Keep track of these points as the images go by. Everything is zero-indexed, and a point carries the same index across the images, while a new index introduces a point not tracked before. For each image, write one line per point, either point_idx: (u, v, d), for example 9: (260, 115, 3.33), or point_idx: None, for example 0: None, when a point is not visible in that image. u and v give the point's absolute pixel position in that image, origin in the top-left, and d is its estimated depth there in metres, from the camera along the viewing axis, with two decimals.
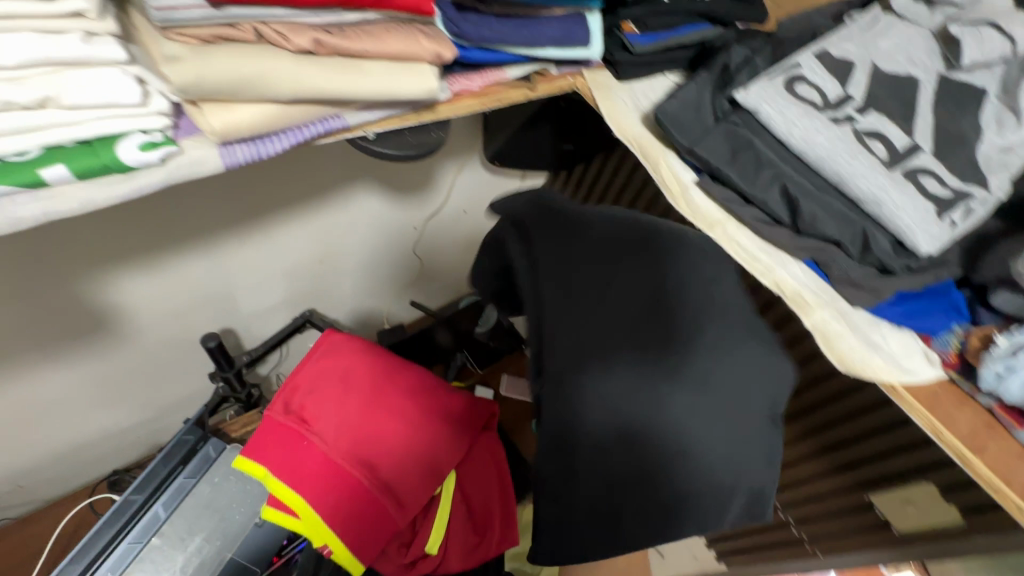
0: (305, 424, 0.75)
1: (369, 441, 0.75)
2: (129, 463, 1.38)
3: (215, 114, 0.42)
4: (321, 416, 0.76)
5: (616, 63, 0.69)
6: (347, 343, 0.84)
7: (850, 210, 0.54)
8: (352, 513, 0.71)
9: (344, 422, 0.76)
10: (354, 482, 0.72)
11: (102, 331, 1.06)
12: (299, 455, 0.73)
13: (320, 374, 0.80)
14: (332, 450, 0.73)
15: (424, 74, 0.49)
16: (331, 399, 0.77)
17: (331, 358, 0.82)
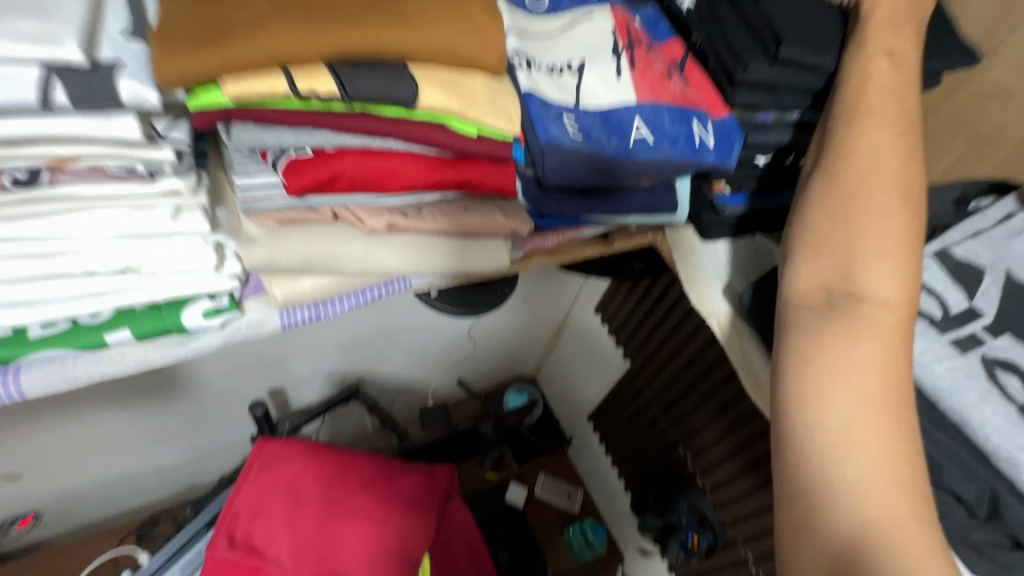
0: (258, 552, 0.69)
1: (325, 552, 0.69)
2: (163, 504, 1.38)
3: (282, 284, 0.41)
4: (275, 536, 0.70)
5: (702, 222, 0.63)
6: (281, 451, 0.76)
7: (973, 459, 0.45)
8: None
9: (299, 540, 0.70)
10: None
11: (167, 383, 1.09)
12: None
13: (260, 492, 0.73)
14: (292, 574, 0.68)
15: (497, 250, 0.47)
16: (278, 518, 0.71)
17: (266, 473, 0.74)
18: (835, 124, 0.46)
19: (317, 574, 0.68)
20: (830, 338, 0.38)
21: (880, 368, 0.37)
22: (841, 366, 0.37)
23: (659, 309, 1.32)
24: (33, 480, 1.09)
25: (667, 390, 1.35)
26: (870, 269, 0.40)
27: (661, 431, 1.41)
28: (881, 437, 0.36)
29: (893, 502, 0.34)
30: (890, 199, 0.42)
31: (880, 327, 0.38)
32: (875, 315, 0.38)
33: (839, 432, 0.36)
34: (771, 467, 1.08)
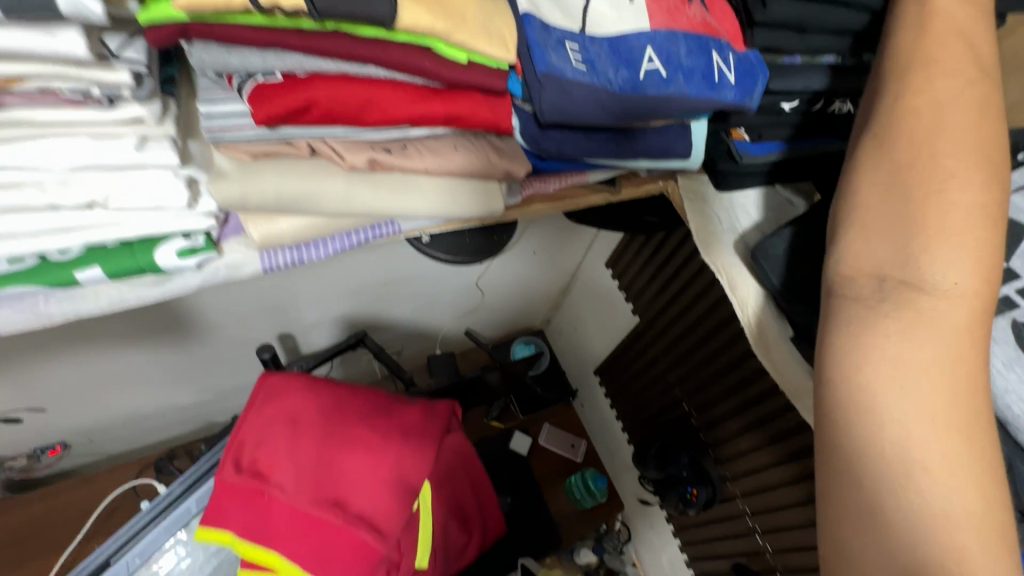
0: (262, 477, 0.68)
1: (328, 478, 0.68)
2: (180, 439, 1.43)
3: (259, 225, 0.39)
4: (277, 463, 0.68)
5: (718, 172, 0.59)
6: (282, 385, 0.74)
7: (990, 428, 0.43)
8: (337, 558, 0.65)
9: (301, 467, 0.68)
10: (327, 528, 0.65)
11: (177, 325, 1.09)
12: (268, 513, 0.67)
13: (262, 422, 0.71)
14: (296, 499, 0.66)
15: (491, 192, 0.44)
16: (280, 445, 0.69)
17: (269, 404, 0.72)
18: (887, 82, 0.42)
19: (320, 499, 0.66)
20: (885, 337, 0.35)
21: (950, 372, 0.34)
22: (899, 369, 0.34)
23: (671, 264, 1.28)
24: (54, 414, 1.13)
25: (674, 346, 1.33)
26: (933, 252, 0.36)
27: (667, 387, 1.41)
28: (952, 452, 0.33)
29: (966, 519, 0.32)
30: (965, 176, 0.38)
31: (945, 323, 0.35)
32: (942, 312, 0.35)
33: (898, 440, 0.33)
34: (776, 426, 1.07)
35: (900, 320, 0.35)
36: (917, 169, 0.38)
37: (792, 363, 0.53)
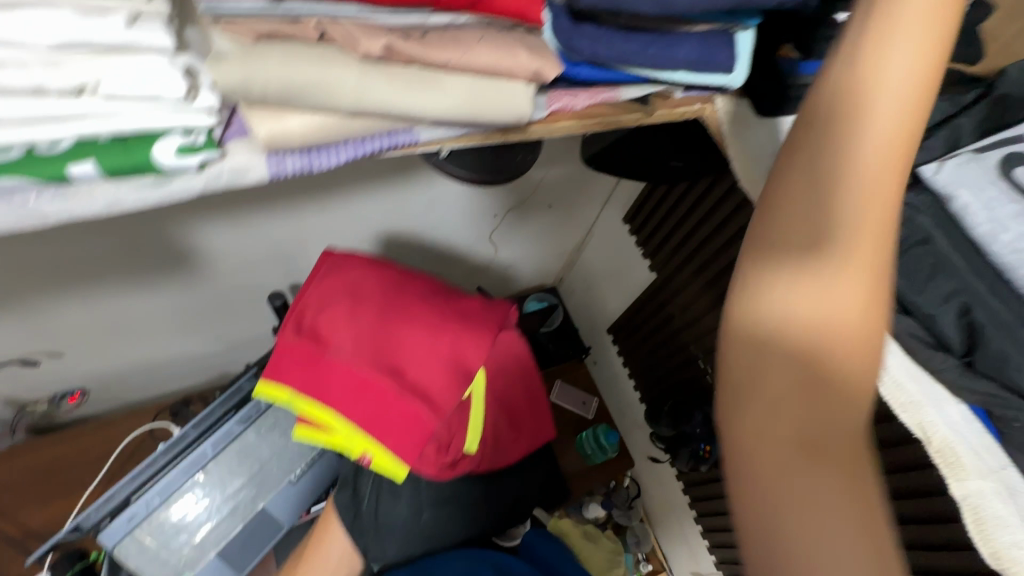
0: (321, 340, 0.71)
1: (385, 345, 0.71)
2: (194, 388, 1.43)
3: (262, 120, 0.36)
4: (336, 327, 0.71)
5: (763, 95, 0.54)
6: (344, 262, 0.76)
7: None
8: (388, 420, 0.68)
9: (361, 334, 0.71)
10: (381, 391, 0.69)
11: (185, 271, 1.07)
12: (323, 373, 0.69)
13: (321, 291, 0.74)
14: (354, 361, 0.69)
15: (515, 95, 0.40)
16: (340, 314, 0.72)
17: (330, 277, 0.75)
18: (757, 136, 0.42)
19: (379, 364, 0.70)
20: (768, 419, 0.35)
21: (865, 531, 0.32)
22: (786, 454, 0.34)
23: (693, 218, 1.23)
24: (69, 359, 1.12)
25: (693, 304, 1.29)
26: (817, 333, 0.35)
27: (683, 346, 1.38)
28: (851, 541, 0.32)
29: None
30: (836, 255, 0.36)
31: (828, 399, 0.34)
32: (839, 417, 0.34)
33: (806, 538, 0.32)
34: None
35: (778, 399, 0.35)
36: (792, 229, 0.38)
37: None
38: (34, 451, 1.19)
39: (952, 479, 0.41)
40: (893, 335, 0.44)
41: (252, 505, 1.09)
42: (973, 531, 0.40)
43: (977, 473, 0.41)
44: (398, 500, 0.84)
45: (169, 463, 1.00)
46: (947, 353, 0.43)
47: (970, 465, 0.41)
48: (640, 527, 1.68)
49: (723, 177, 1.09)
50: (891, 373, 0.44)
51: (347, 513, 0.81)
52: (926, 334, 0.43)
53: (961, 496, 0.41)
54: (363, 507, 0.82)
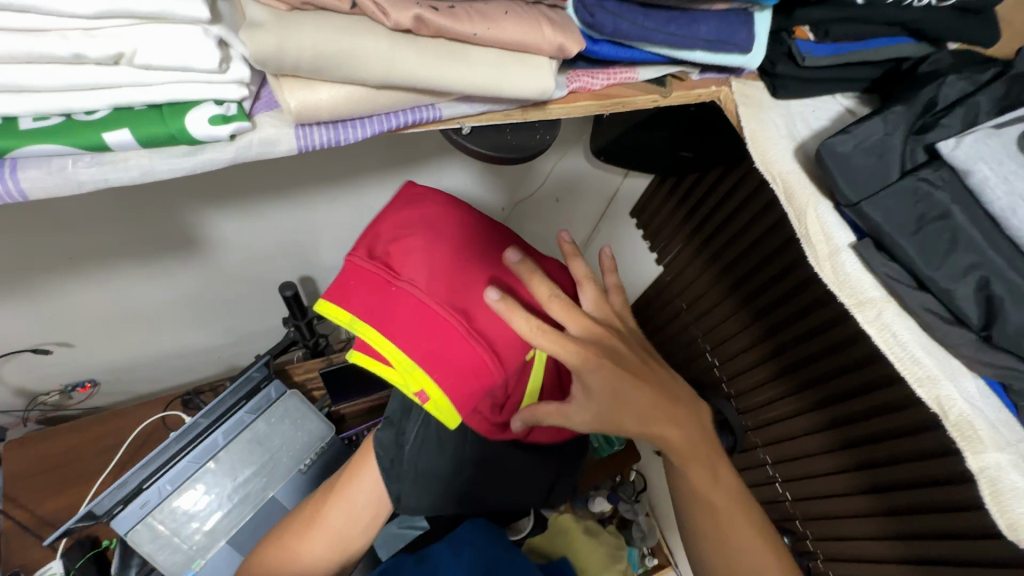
0: (393, 265, 0.62)
1: (461, 284, 0.62)
2: (204, 379, 1.44)
3: (294, 91, 0.36)
4: (414, 253, 0.63)
5: (776, 76, 0.55)
6: (431, 200, 0.70)
7: None
8: (453, 366, 0.59)
9: (440, 267, 0.62)
10: (453, 330, 0.59)
11: (198, 261, 1.07)
12: (391, 300, 0.60)
13: (399, 220, 0.67)
14: (431, 291, 0.60)
15: (540, 69, 0.41)
16: (421, 242, 0.63)
17: (411, 210, 0.68)
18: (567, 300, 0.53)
19: (455, 297, 0.61)
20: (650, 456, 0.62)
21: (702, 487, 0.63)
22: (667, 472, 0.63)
23: (702, 209, 1.24)
24: (83, 347, 1.13)
25: (702, 298, 1.32)
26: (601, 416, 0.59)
27: (691, 339, 1.39)
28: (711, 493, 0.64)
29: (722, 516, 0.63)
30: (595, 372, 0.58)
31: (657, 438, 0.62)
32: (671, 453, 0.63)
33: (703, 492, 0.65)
34: (808, 373, 1.03)
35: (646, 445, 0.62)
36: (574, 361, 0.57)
37: (854, 271, 0.48)
38: (45, 441, 1.19)
39: (970, 452, 0.42)
40: (910, 310, 0.45)
41: (261, 493, 1.08)
42: (991, 503, 0.41)
43: (995, 446, 0.41)
44: (438, 455, 0.81)
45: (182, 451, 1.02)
46: (964, 329, 0.43)
47: (988, 439, 0.41)
48: (646, 522, 1.63)
49: (734, 168, 1.09)
50: (908, 348, 0.44)
51: (385, 454, 0.79)
52: (943, 310, 0.44)
53: (979, 469, 0.41)
54: (404, 450, 0.81)
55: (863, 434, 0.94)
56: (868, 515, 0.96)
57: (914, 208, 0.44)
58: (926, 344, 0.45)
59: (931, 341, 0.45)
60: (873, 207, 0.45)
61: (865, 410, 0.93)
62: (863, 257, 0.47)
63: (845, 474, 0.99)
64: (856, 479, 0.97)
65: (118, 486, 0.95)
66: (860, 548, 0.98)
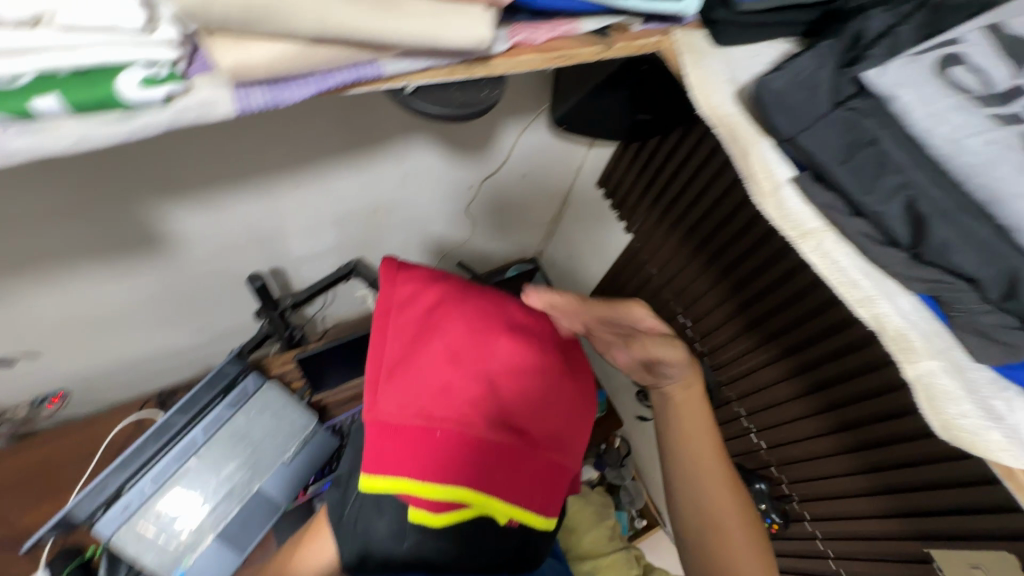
0: (406, 347, 0.66)
1: (465, 374, 0.64)
2: (179, 382, 1.41)
3: (227, 49, 0.36)
4: (424, 340, 0.66)
5: (715, 23, 0.56)
6: (463, 296, 0.69)
7: (1000, 240, 0.41)
8: (436, 460, 0.63)
9: (452, 353, 0.65)
10: (451, 411, 0.63)
11: (162, 257, 1.05)
12: (397, 384, 0.64)
13: (413, 303, 0.68)
14: (427, 376, 0.64)
15: (474, 18, 0.41)
16: (434, 327, 0.66)
17: (427, 296, 0.69)
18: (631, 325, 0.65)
19: (457, 386, 0.64)
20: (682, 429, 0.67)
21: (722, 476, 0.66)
22: (692, 456, 0.66)
23: (666, 173, 1.25)
24: (50, 357, 1.10)
25: (670, 263, 1.35)
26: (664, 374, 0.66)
27: (663, 303, 1.42)
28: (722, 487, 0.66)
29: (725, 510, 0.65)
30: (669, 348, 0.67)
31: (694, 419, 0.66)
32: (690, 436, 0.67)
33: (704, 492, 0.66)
34: (774, 325, 1.07)
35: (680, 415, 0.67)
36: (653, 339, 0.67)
37: (796, 205, 0.50)
38: (19, 455, 1.16)
39: (906, 362, 0.45)
40: (848, 236, 0.48)
41: (247, 486, 1.08)
42: (924, 403, 0.44)
43: (929, 354, 0.44)
44: (379, 518, 0.72)
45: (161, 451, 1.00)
46: (897, 249, 0.45)
47: (921, 348, 0.44)
48: (633, 485, 1.65)
49: (693, 126, 1.11)
50: (847, 273, 0.47)
51: (332, 512, 0.77)
52: (877, 233, 0.46)
53: (913, 376, 0.44)
54: (348, 508, 0.76)
55: (829, 378, 0.97)
56: (837, 454, 1.00)
57: (844, 137, 0.46)
58: (864, 267, 0.47)
59: (869, 264, 0.48)
60: (806, 138, 0.47)
61: (826, 355, 0.96)
62: (802, 189, 0.49)
63: (816, 419, 1.02)
64: (826, 420, 1.00)
65: (97, 488, 0.93)
66: (832, 486, 1.03)
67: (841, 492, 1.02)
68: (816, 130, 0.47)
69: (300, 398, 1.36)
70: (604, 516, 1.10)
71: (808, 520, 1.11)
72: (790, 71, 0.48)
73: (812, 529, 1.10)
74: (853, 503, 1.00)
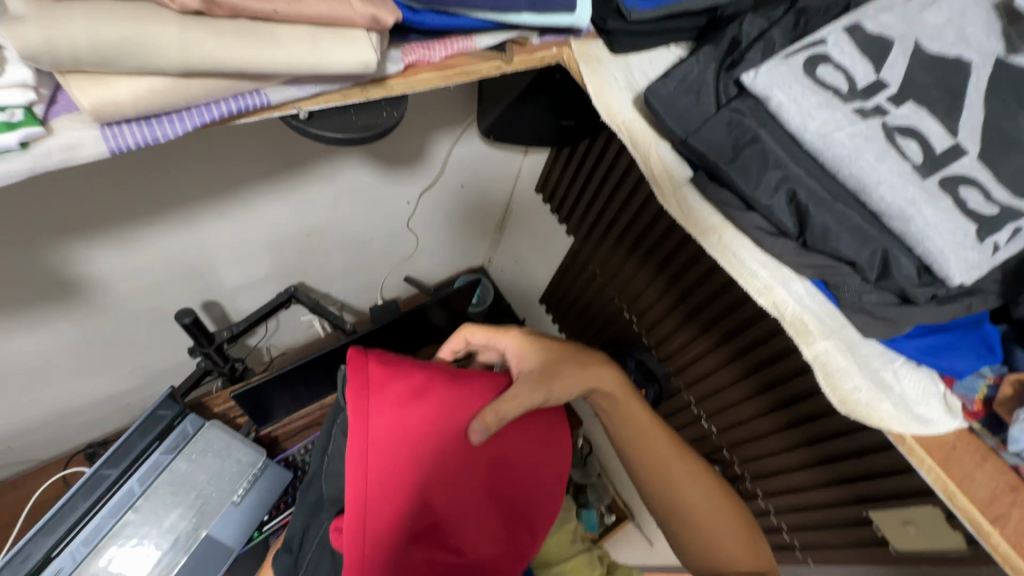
0: (388, 482, 0.45)
1: (456, 494, 0.48)
2: (113, 432, 1.31)
3: (86, 88, 0.34)
4: (410, 466, 0.46)
5: (609, 33, 0.58)
6: (451, 397, 0.51)
7: (870, 224, 0.44)
8: None
9: (448, 468, 0.48)
10: (446, 534, 0.48)
11: (79, 302, 0.98)
12: (378, 526, 0.44)
13: (388, 416, 0.46)
14: (413, 511, 0.46)
15: (356, 42, 0.41)
16: (425, 435, 0.47)
17: (414, 404, 0.48)
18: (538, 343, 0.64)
19: (449, 508, 0.48)
20: (614, 416, 0.69)
21: (666, 446, 0.68)
22: (633, 437, 0.68)
23: (598, 176, 1.28)
24: None
25: (609, 262, 1.38)
26: (582, 377, 0.65)
27: (608, 301, 1.44)
28: (670, 454, 0.68)
29: (677, 476, 0.67)
30: (566, 357, 0.66)
31: (617, 405, 0.69)
32: (624, 419, 0.69)
33: (656, 468, 0.67)
34: (710, 314, 1.11)
35: (605, 407, 0.69)
36: (560, 353, 0.65)
37: (695, 202, 0.53)
38: None
39: (804, 344, 0.47)
40: (744, 230, 0.50)
41: (194, 534, 0.97)
42: (823, 382, 0.47)
43: (822, 335, 0.47)
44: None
45: (92, 509, 0.91)
46: (786, 238, 0.48)
47: (815, 330, 0.47)
48: (598, 482, 1.66)
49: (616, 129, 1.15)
50: (746, 264, 0.50)
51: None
52: (768, 224, 0.49)
53: (813, 357, 0.47)
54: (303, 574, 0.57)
55: (759, 361, 1.02)
56: (776, 432, 1.04)
57: (729, 136, 0.48)
58: (760, 258, 0.50)
59: (765, 254, 0.50)
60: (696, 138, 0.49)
61: (755, 339, 1.01)
62: (700, 187, 0.52)
63: (755, 400, 1.06)
64: (763, 401, 1.05)
65: (20, 559, 0.82)
66: (774, 462, 1.08)
67: (785, 468, 1.06)
68: (703, 131, 0.49)
69: (246, 434, 1.30)
70: (566, 520, 1.10)
71: (761, 497, 1.15)
72: (675, 77, 0.51)
73: (765, 505, 1.15)
74: (796, 477, 1.04)
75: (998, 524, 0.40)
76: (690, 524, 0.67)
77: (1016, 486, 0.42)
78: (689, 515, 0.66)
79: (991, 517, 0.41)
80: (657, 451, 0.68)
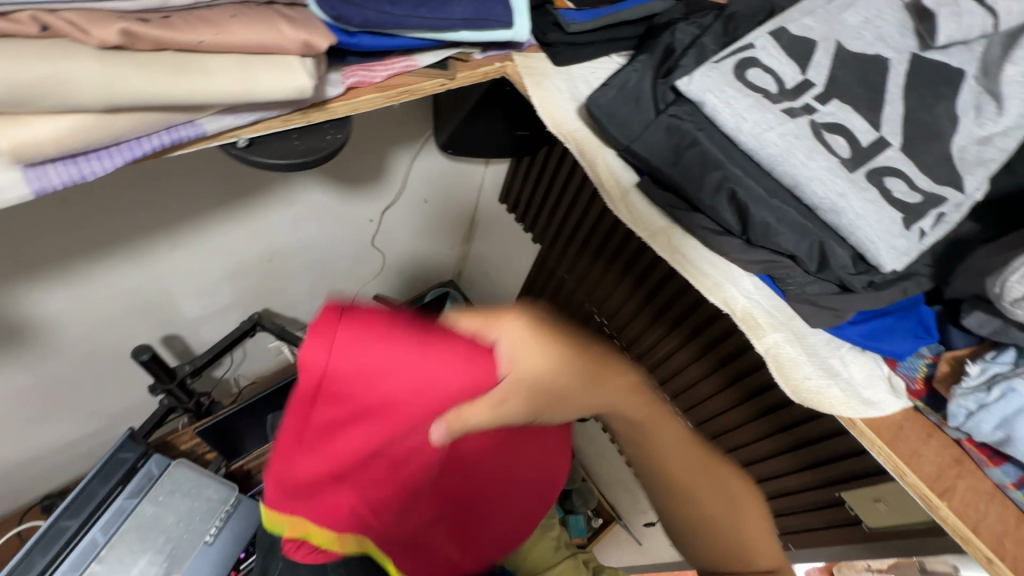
0: (336, 426, 0.38)
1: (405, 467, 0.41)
2: (73, 480, 1.25)
3: (5, 130, 0.33)
4: (389, 421, 0.38)
5: (550, 45, 0.61)
6: (467, 374, 0.38)
7: (806, 218, 0.46)
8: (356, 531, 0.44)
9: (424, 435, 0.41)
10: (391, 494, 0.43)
11: (26, 347, 0.93)
12: (318, 451, 0.39)
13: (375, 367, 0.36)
14: (359, 463, 0.40)
15: (289, 68, 0.40)
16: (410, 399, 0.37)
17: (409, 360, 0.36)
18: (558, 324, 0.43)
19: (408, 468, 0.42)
20: (636, 424, 0.49)
21: (696, 451, 0.51)
22: (655, 449, 0.50)
23: (558, 183, 1.30)
24: None
25: (576, 266, 1.39)
26: (603, 379, 0.45)
27: (578, 306, 1.46)
28: (695, 463, 0.51)
29: (705, 475, 0.51)
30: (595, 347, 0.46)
31: (648, 412, 0.49)
32: (650, 428, 0.49)
33: (676, 477, 0.50)
34: (675, 311, 1.13)
35: (630, 413, 0.48)
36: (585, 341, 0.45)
37: (643, 206, 0.54)
38: None
39: (755, 338, 0.49)
40: (692, 230, 0.52)
41: None
42: (775, 373, 0.48)
43: (771, 328, 0.48)
44: None
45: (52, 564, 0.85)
46: (731, 236, 0.50)
47: (765, 323, 0.49)
48: (583, 487, 1.63)
49: None
50: (696, 264, 0.51)
51: None
52: (714, 224, 0.51)
53: (764, 349, 0.48)
54: None
55: (727, 353, 1.04)
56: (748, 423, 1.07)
57: (669, 142, 0.50)
58: (710, 257, 0.51)
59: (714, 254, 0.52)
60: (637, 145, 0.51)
61: (721, 333, 1.04)
62: (646, 191, 0.54)
63: (726, 393, 1.08)
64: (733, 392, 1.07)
65: None
66: (750, 452, 1.10)
67: (760, 457, 1.08)
68: (644, 138, 0.51)
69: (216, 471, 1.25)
70: (550, 529, 1.10)
71: None
72: (614, 88, 0.53)
73: None
74: (771, 465, 1.06)
75: (947, 499, 0.42)
76: (715, 538, 0.52)
77: (958, 458, 0.44)
78: (714, 529, 0.51)
79: (940, 493, 0.43)
80: (682, 462, 0.50)
